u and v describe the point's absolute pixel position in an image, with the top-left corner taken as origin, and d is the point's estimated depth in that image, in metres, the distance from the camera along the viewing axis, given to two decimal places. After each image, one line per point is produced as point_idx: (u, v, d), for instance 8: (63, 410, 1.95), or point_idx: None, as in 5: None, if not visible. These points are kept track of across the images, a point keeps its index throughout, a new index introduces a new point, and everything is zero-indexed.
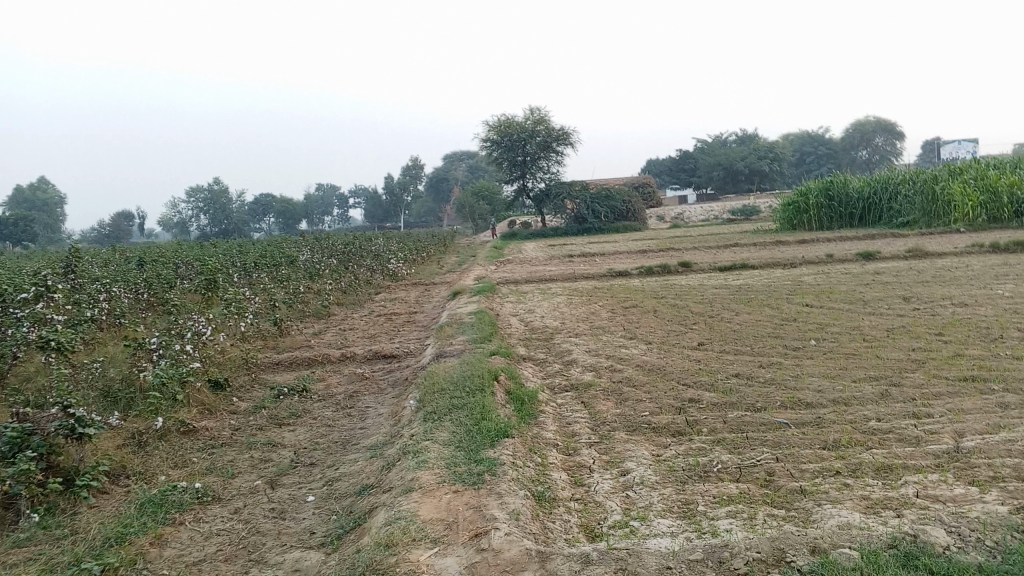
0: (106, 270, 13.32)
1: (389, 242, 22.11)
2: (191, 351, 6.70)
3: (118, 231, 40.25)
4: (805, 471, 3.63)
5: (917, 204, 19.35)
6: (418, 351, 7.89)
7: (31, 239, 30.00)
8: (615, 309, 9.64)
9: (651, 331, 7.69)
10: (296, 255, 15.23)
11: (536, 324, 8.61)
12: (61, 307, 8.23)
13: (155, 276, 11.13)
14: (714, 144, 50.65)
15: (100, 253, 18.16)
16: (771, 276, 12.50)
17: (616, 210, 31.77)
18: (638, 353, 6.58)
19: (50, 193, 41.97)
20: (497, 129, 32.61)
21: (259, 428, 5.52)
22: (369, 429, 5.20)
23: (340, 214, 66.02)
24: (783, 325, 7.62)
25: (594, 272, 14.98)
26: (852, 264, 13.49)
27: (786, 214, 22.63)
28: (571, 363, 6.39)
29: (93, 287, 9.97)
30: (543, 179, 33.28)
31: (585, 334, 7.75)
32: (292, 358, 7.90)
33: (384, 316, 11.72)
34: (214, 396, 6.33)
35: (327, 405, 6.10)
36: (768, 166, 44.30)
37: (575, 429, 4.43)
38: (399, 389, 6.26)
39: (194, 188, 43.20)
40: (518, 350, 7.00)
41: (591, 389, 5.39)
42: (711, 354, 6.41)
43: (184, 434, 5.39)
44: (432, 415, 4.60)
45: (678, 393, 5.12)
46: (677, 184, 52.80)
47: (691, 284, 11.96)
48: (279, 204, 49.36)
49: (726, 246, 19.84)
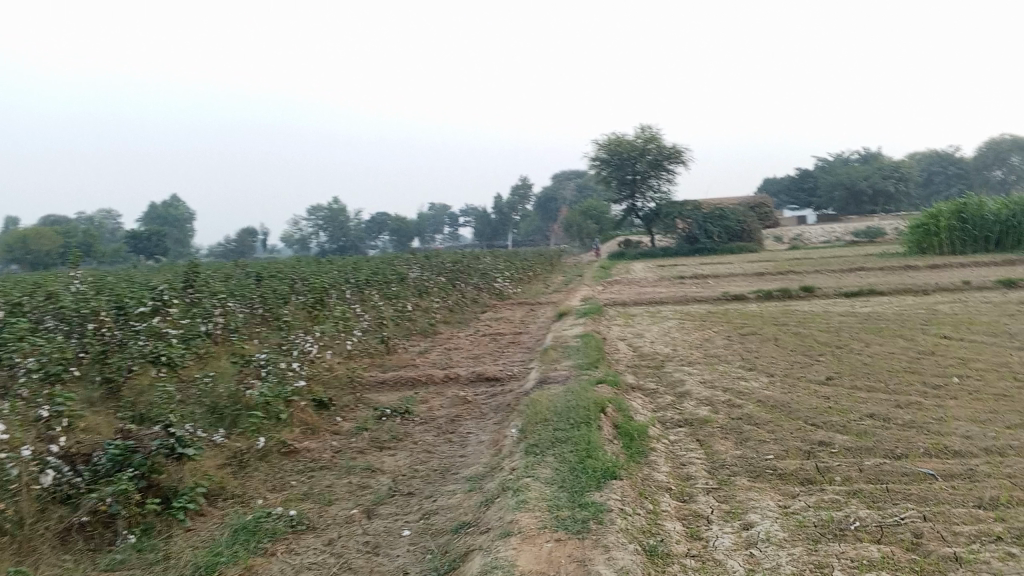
0: (225, 284, 13.74)
1: (497, 261, 22.08)
2: (296, 368, 6.67)
3: (242, 246, 42.08)
4: (959, 535, 3.16)
5: None
6: (523, 375, 7.65)
7: (163, 253, 31.53)
8: (731, 335, 9.15)
9: (770, 362, 7.20)
10: (405, 273, 15.33)
11: (646, 351, 8.24)
12: (176, 321, 8.44)
13: (269, 291, 11.35)
14: (836, 163, 48.74)
15: (224, 268, 18.87)
16: (901, 304, 11.67)
17: (730, 230, 30.84)
18: (758, 386, 6.13)
19: (183, 210, 44.34)
20: (607, 148, 32.30)
21: (359, 450, 5.38)
22: (469, 458, 4.96)
23: (451, 233, 67.04)
24: (920, 360, 6.98)
25: (707, 295, 14.42)
26: (993, 293, 12.43)
27: (916, 237, 21.24)
28: (684, 395, 6.01)
29: (210, 301, 10.25)
30: (653, 198, 32.69)
31: (699, 363, 7.33)
32: (397, 377, 7.80)
33: (491, 336, 11.56)
34: (318, 415, 6.22)
35: (429, 428, 5.92)
36: (894, 186, 42.16)
37: (690, 473, 4.10)
38: (501, 415, 6.02)
39: (314, 206, 44.78)
40: (627, 379, 6.67)
41: (707, 427, 5.03)
42: (839, 391, 5.90)
43: (285, 455, 5.31)
44: (534, 448, 4.32)
45: (805, 436, 4.68)
46: (794, 205, 51.00)
47: (814, 311, 11.28)
48: (393, 222, 50.52)
49: (849, 270, 18.81)
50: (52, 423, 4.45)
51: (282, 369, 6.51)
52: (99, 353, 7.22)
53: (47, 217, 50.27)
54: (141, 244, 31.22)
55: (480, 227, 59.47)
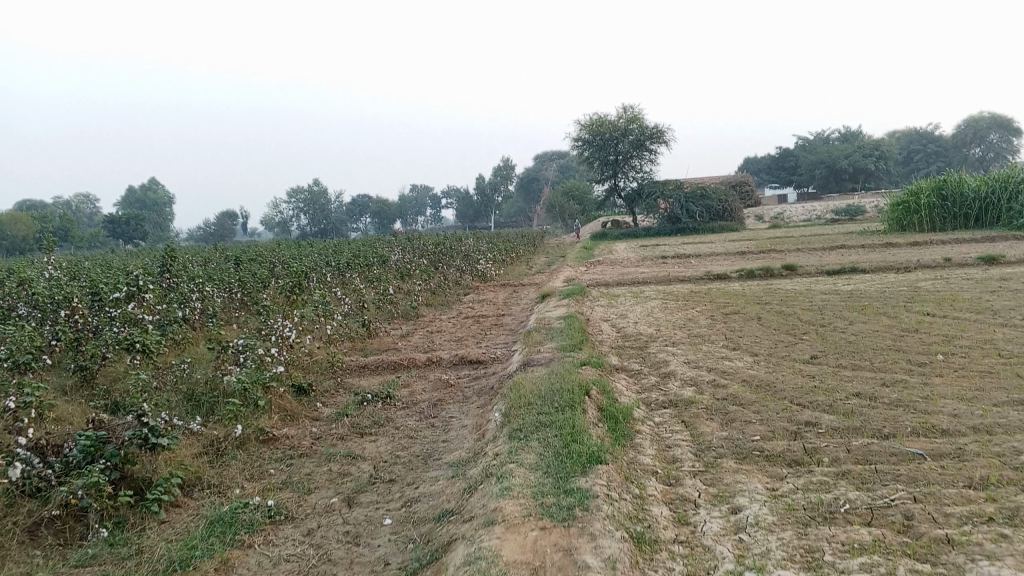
0: (203, 269, 13.55)
1: (480, 242, 21.93)
2: (274, 354, 6.55)
3: (222, 230, 41.64)
4: (950, 516, 3.11)
5: None
6: (506, 357, 7.57)
7: (142, 238, 31.11)
8: (714, 315, 9.10)
9: (755, 342, 7.15)
10: (387, 255, 15.17)
11: (630, 331, 8.17)
12: (152, 308, 8.27)
13: (247, 275, 11.18)
14: (816, 142, 48.86)
15: (202, 251, 18.60)
16: (884, 281, 11.68)
17: (712, 209, 30.83)
18: (743, 366, 6.07)
19: (161, 194, 43.80)
20: (589, 128, 32.14)
21: (340, 437, 5.27)
22: (452, 444, 4.87)
23: (433, 215, 66.70)
24: (904, 338, 6.96)
25: (690, 275, 14.37)
26: (973, 269, 12.47)
27: (896, 215, 21.31)
28: (669, 376, 5.94)
29: (187, 285, 10.07)
30: (635, 178, 32.60)
31: (684, 343, 7.26)
32: (378, 361, 7.68)
33: (473, 318, 11.46)
34: (297, 401, 6.10)
35: (411, 413, 5.82)
36: (874, 165, 42.30)
37: (677, 455, 4.03)
38: (485, 399, 5.93)
39: (294, 189, 44.37)
40: (611, 360, 6.59)
41: (693, 408, 4.97)
42: (825, 369, 5.86)
43: (263, 443, 5.20)
44: (518, 433, 4.24)
45: (792, 416, 4.62)
46: (776, 183, 51.07)
47: (797, 289, 11.26)
48: (375, 204, 50.20)
49: (830, 248, 18.84)
50: (20, 415, 4.31)
51: (261, 355, 6.38)
52: (73, 341, 7.06)
53: (22, 203, 49.53)
54: (119, 229, 30.81)
55: (462, 209, 59.18)
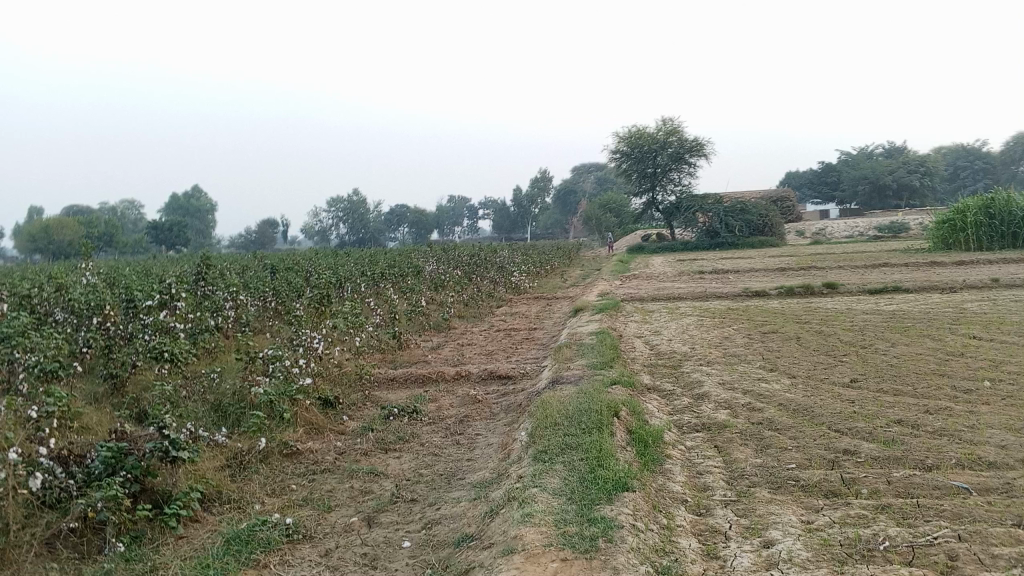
0: (239, 277, 13.63)
1: (515, 254, 21.84)
2: (302, 365, 6.51)
3: (262, 238, 42.13)
4: (999, 557, 2.92)
5: None
6: (536, 373, 7.45)
7: (184, 244, 31.56)
8: (751, 334, 8.89)
9: (792, 363, 6.94)
10: (421, 266, 15.13)
11: (664, 349, 8.01)
12: (185, 316, 8.30)
13: (281, 284, 11.21)
14: (860, 157, 48.10)
15: (240, 259, 18.75)
16: (928, 302, 11.35)
17: (751, 224, 30.42)
18: (780, 389, 5.88)
19: (204, 201, 44.49)
20: (627, 140, 32.03)
21: (364, 452, 5.19)
22: (477, 463, 4.77)
23: (470, 226, 66.88)
24: (949, 362, 6.71)
25: (727, 291, 14.12)
26: (1022, 291, 12.08)
27: (941, 233, 20.78)
28: (702, 397, 5.78)
29: (222, 293, 10.13)
30: (673, 191, 32.36)
31: (719, 363, 7.08)
32: (407, 375, 7.60)
33: (506, 331, 11.35)
34: (324, 415, 6.04)
35: (437, 429, 5.73)
36: (918, 181, 41.48)
37: (708, 483, 3.88)
38: (512, 417, 5.82)
39: (334, 198, 44.79)
40: (643, 379, 6.44)
41: (726, 432, 4.80)
42: (865, 394, 5.65)
43: (286, 457, 5.14)
44: (543, 455, 4.12)
45: (829, 445, 4.44)
46: (817, 199, 50.30)
47: (838, 308, 10.98)
48: (412, 215, 50.42)
49: (872, 266, 18.43)
50: (43, 424, 4.31)
51: (288, 367, 6.34)
52: (104, 348, 7.09)
53: (69, 208, 50.66)
54: (162, 235, 31.29)
55: (499, 220, 59.21)
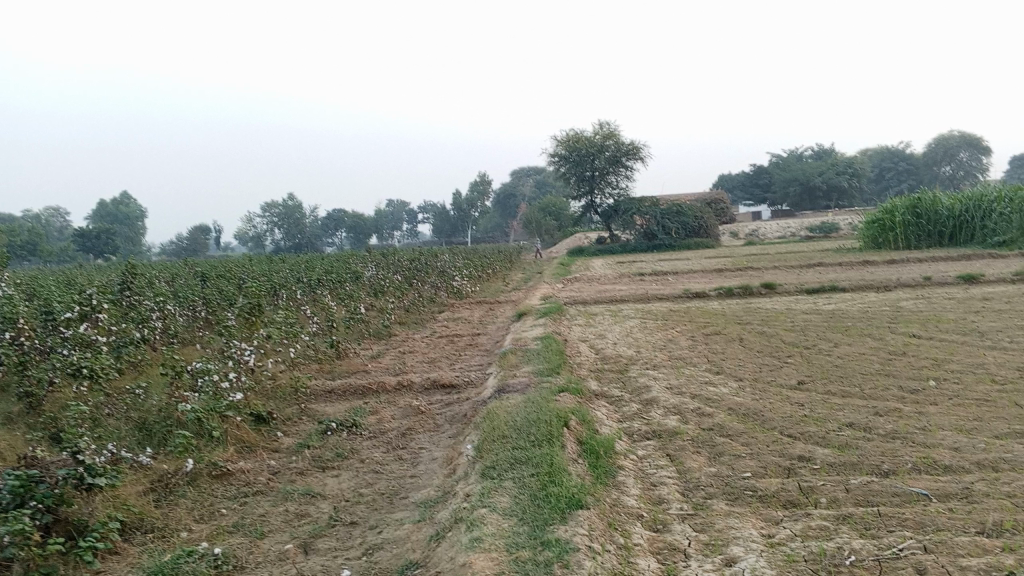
0: (169, 286, 13.05)
1: (455, 258, 21.57)
2: (232, 379, 6.16)
3: (195, 244, 40.98)
4: (967, 568, 2.82)
5: (1016, 222, 18.04)
6: (480, 381, 7.23)
7: (112, 252, 30.41)
8: (695, 336, 8.81)
9: (739, 365, 6.86)
10: (360, 271, 14.76)
11: (610, 353, 7.87)
12: (107, 329, 7.83)
13: (211, 293, 10.75)
14: (791, 159, 49.19)
15: (171, 267, 18.08)
16: (865, 301, 11.50)
17: (688, 226, 30.74)
18: (729, 393, 5.78)
19: (133, 207, 43.09)
20: (565, 144, 32.01)
21: (300, 471, 4.91)
22: (420, 480, 4.53)
23: (409, 230, 66.33)
24: (892, 362, 6.72)
25: (669, 293, 14.12)
26: (953, 289, 12.34)
27: (872, 232, 21.28)
28: (651, 403, 5.64)
29: (148, 304, 9.64)
30: (612, 194, 32.50)
31: (666, 366, 6.97)
32: (346, 385, 7.30)
33: (447, 337, 11.08)
34: (257, 431, 5.72)
35: (378, 444, 5.47)
36: (847, 182, 42.60)
37: (663, 496, 3.73)
38: (457, 428, 5.59)
39: (270, 203, 43.87)
40: (591, 386, 6.27)
41: (678, 440, 4.67)
42: (814, 397, 5.57)
43: (215, 478, 4.82)
44: (490, 470, 3.91)
45: (783, 451, 4.32)
46: (750, 200, 51.21)
47: (779, 309, 11.02)
48: (350, 219, 49.66)
49: (807, 266, 18.73)
50: None
51: (218, 381, 5.99)
52: (17, 365, 6.62)
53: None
54: (89, 243, 30.07)
55: (438, 224, 58.77)
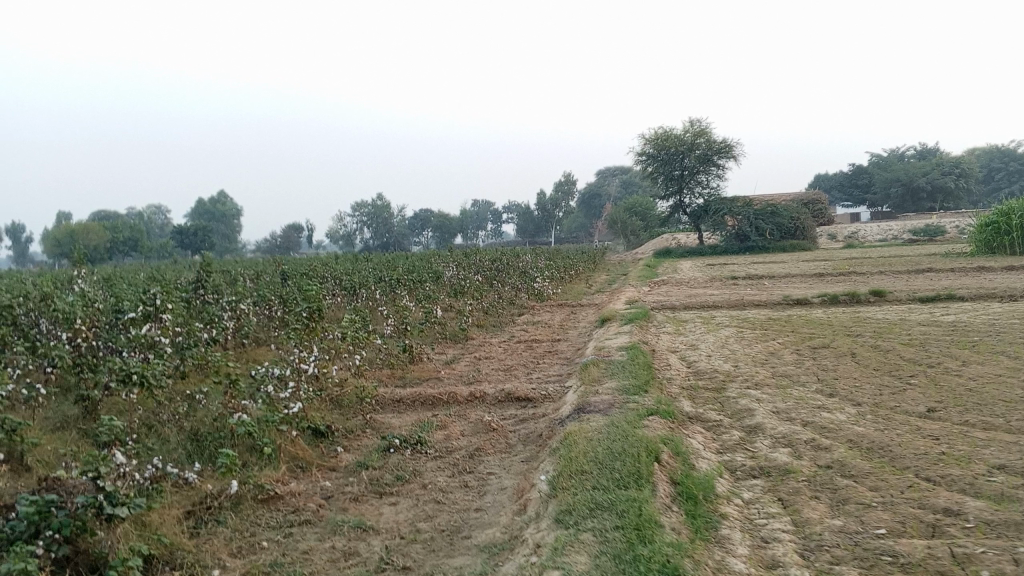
0: (248, 285, 12.87)
1: (539, 259, 20.95)
2: (291, 390, 5.72)
3: (287, 243, 41.73)
4: None
5: None
6: (560, 395, 6.62)
7: (210, 249, 31.01)
8: (798, 349, 7.98)
9: (854, 387, 6.04)
10: (440, 271, 14.29)
11: (704, 367, 7.15)
12: (172, 330, 7.54)
13: (286, 292, 10.45)
14: (893, 159, 46.81)
15: (257, 265, 18.07)
16: (988, 312, 10.38)
17: (782, 227, 29.40)
18: (846, 422, 5.00)
19: (229, 205, 44.13)
20: (653, 142, 31.00)
21: (355, 498, 4.40)
22: (486, 516, 3.95)
23: (494, 230, 66.19)
24: None
25: (765, 299, 13.17)
26: None
27: (984, 236, 19.70)
28: (755, 431, 4.93)
29: (220, 303, 9.36)
30: (702, 194, 31.31)
31: (768, 386, 6.20)
32: (414, 395, 6.78)
33: (527, 343, 10.51)
34: (314, 447, 5.26)
35: (443, 465, 4.91)
36: (953, 183, 40.22)
37: (778, 559, 3.04)
38: (531, 452, 4.98)
39: (359, 203, 44.27)
40: (684, 407, 5.58)
41: (791, 482, 3.95)
42: (950, 429, 4.75)
43: (261, 503, 4.35)
44: (566, 517, 3.29)
45: (922, 501, 3.56)
46: (848, 202, 49.00)
47: (891, 319, 10.02)
48: (436, 219, 49.58)
49: (914, 272, 17.39)
50: None
51: (274, 390, 5.56)
52: (76, 366, 6.35)
53: (96, 213, 50.59)
54: (186, 239, 30.64)
55: (523, 223, 58.16)
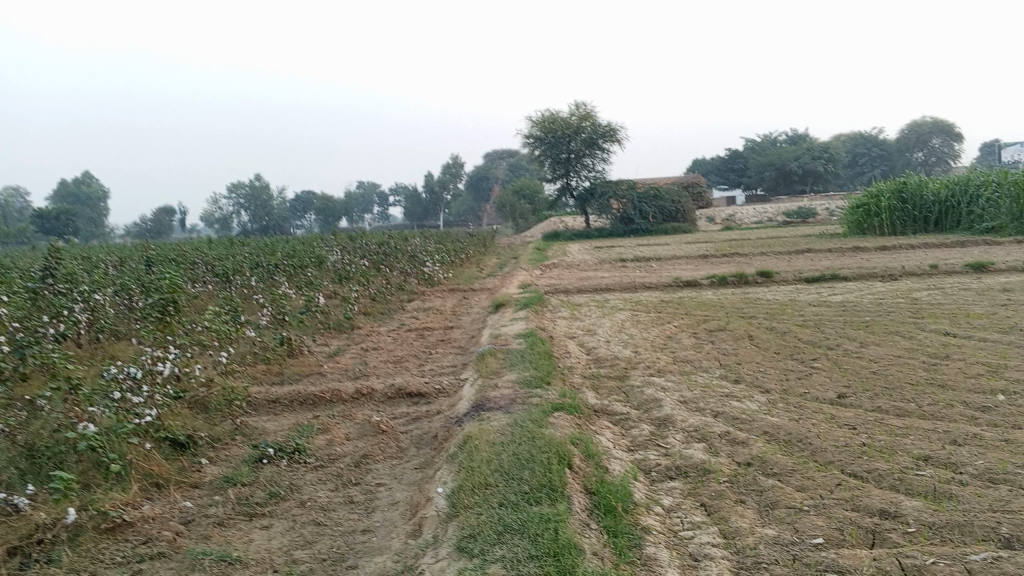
0: (108, 272, 11.72)
1: (427, 242, 20.33)
2: (146, 394, 4.96)
3: (159, 227, 39.33)
4: None
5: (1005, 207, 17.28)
6: (454, 390, 6.13)
7: (73, 234, 28.69)
8: (697, 333, 7.76)
9: (760, 373, 5.81)
10: (323, 255, 13.49)
11: (605, 354, 6.81)
12: (9, 325, 6.56)
13: (150, 280, 9.48)
14: (767, 144, 48.43)
15: (120, 250, 16.59)
16: (871, 291, 10.54)
17: (665, 211, 29.95)
18: (759, 412, 4.72)
19: (95, 187, 41.20)
20: (541, 125, 30.75)
21: (222, 521, 3.78)
22: (375, 540, 3.42)
23: (380, 213, 64.76)
24: (938, 367, 5.72)
25: (656, 280, 13.06)
26: (963, 278, 11.40)
27: (856, 217, 20.23)
28: (666, 425, 4.59)
29: (71, 294, 8.33)
30: (588, 177, 31.28)
31: (673, 373, 5.91)
32: (292, 393, 6.13)
33: (417, 331, 9.95)
34: (173, 461, 4.57)
35: (325, 477, 4.34)
36: (823, 167, 41.89)
37: None
38: (425, 459, 4.47)
39: (236, 185, 42.17)
40: (588, 399, 5.19)
41: (714, 484, 3.61)
42: (865, 417, 4.54)
43: (105, 534, 3.66)
44: (471, 543, 2.81)
45: (855, 503, 3.26)
46: (725, 184, 50.38)
47: (782, 300, 10.00)
48: (319, 201, 47.89)
49: (796, 252, 17.75)
50: None
51: (126, 396, 4.80)
52: None
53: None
54: (47, 224, 28.22)
55: (410, 206, 56.95)
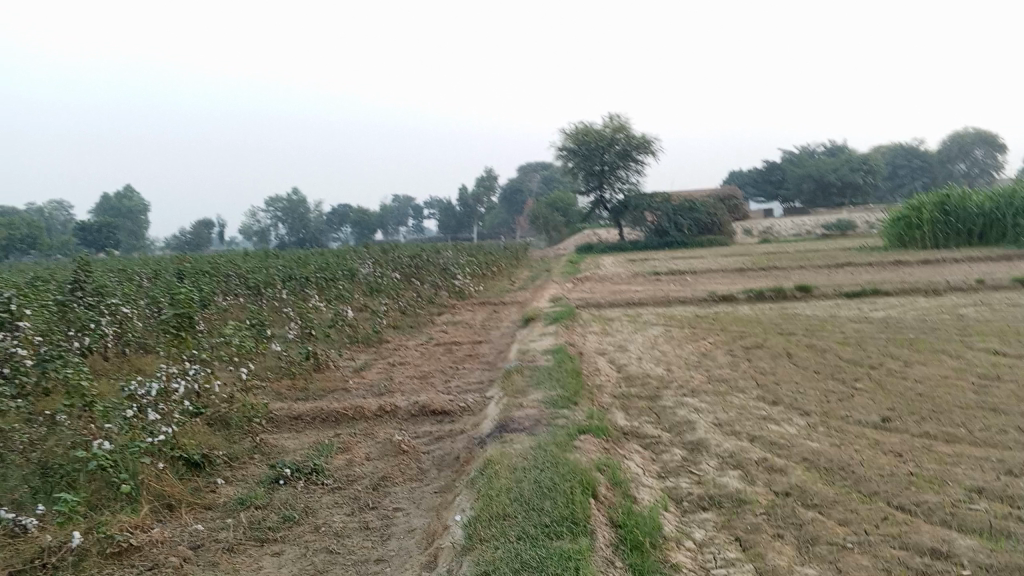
0: (141, 284, 11.73)
1: (460, 255, 20.21)
2: (162, 410, 4.84)
3: (198, 239, 39.81)
4: None
5: None
6: (479, 408, 5.95)
7: (114, 246, 29.09)
8: (733, 350, 7.49)
9: (799, 394, 5.54)
10: (354, 268, 13.41)
11: (636, 372, 6.59)
12: (34, 339, 6.51)
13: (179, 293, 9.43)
14: (805, 155, 47.71)
15: (156, 262, 16.69)
16: (915, 307, 10.16)
17: (700, 223, 29.53)
18: (798, 436, 4.47)
19: (136, 200, 41.86)
20: (574, 137, 30.57)
21: (232, 547, 3.63)
22: (388, 572, 3.24)
23: (415, 225, 64.97)
24: (988, 389, 5.41)
25: (690, 295, 12.76)
26: (1011, 294, 10.96)
27: (897, 230, 19.72)
28: (699, 450, 4.36)
29: (99, 307, 8.30)
30: (622, 190, 30.99)
31: (707, 393, 5.66)
32: (314, 410, 5.99)
33: (446, 345, 9.80)
34: (187, 481, 4.44)
35: (341, 500, 4.18)
36: (862, 179, 41.11)
37: None
38: (445, 483, 4.29)
39: (273, 197, 42.52)
40: (617, 420, 4.98)
41: (749, 516, 3.38)
42: (912, 443, 4.27)
43: (111, 559, 3.52)
44: None
45: (903, 540, 3.01)
46: (762, 196, 49.75)
47: (821, 316, 9.68)
48: (354, 214, 48.15)
49: (835, 266, 17.32)
50: None
51: (142, 413, 4.68)
52: None
53: None
54: (89, 236, 28.65)
55: (443, 219, 56.93)
